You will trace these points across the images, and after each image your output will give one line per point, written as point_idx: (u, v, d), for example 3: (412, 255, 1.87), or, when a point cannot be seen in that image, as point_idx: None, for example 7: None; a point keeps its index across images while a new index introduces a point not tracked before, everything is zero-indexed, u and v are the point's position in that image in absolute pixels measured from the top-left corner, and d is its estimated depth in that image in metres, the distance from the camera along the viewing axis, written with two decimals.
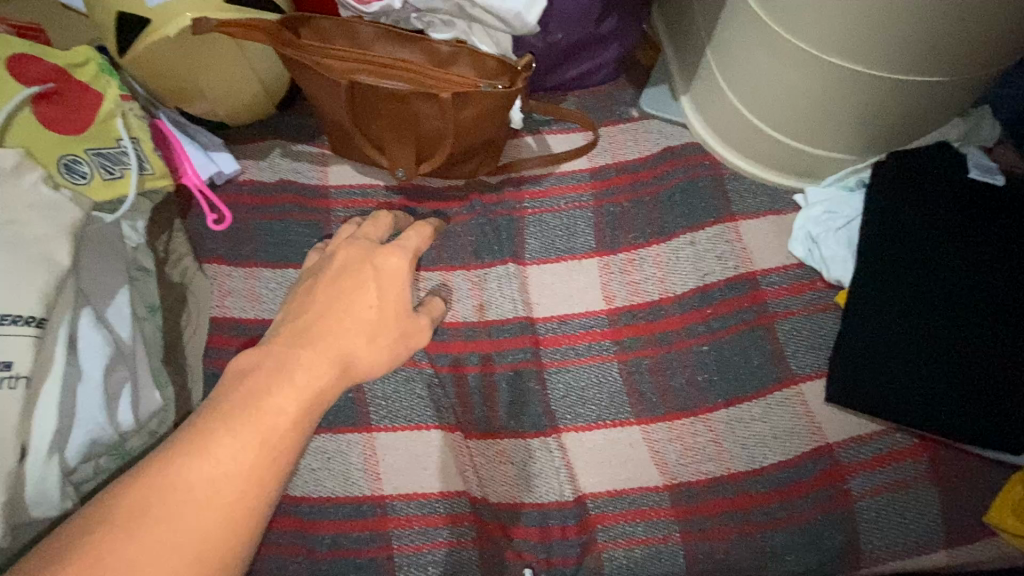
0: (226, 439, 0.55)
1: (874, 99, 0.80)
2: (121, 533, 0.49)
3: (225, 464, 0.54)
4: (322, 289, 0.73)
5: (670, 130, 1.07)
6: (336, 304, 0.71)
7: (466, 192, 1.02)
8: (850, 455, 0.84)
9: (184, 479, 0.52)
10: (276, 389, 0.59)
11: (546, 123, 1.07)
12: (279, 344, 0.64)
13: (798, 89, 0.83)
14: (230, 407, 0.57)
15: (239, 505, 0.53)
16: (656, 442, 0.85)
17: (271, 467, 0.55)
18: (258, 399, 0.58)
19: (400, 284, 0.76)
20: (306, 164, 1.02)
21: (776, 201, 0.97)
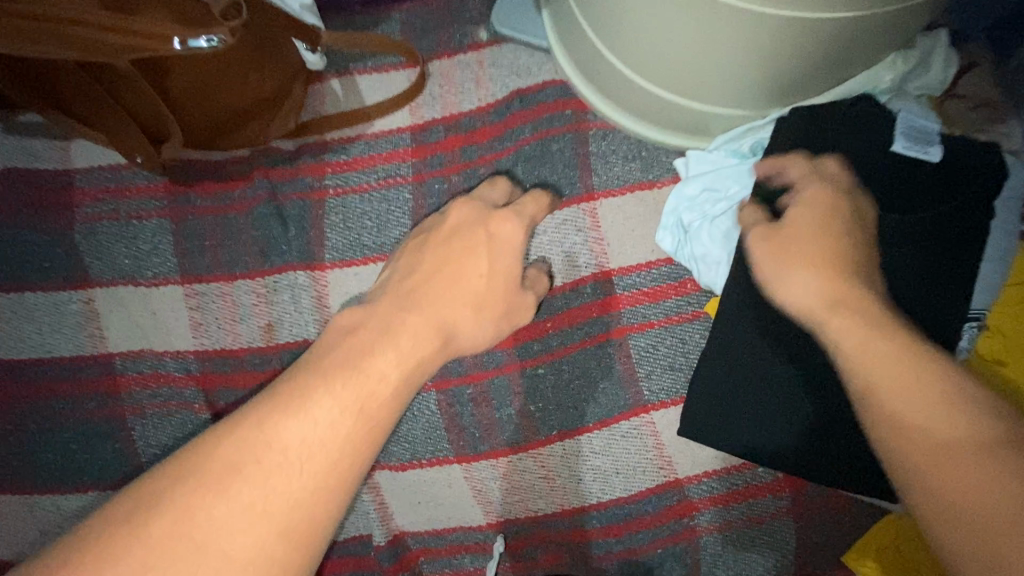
0: (331, 396, 0.48)
1: (765, 46, 0.52)
2: (210, 491, 0.42)
3: (319, 428, 0.46)
4: (434, 242, 0.65)
5: (526, 61, 0.78)
6: (447, 268, 0.62)
7: (250, 167, 0.78)
8: (700, 491, 0.72)
9: (280, 436, 0.45)
10: (379, 350, 0.53)
11: (357, 59, 0.79)
12: (385, 304, 0.58)
13: (654, 18, 0.54)
14: (320, 363, 0.51)
15: (335, 474, 0.46)
16: (480, 479, 0.74)
17: (367, 434, 0.48)
18: (346, 361, 0.51)
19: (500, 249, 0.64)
20: (38, 140, 0.77)
21: (649, 169, 0.73)
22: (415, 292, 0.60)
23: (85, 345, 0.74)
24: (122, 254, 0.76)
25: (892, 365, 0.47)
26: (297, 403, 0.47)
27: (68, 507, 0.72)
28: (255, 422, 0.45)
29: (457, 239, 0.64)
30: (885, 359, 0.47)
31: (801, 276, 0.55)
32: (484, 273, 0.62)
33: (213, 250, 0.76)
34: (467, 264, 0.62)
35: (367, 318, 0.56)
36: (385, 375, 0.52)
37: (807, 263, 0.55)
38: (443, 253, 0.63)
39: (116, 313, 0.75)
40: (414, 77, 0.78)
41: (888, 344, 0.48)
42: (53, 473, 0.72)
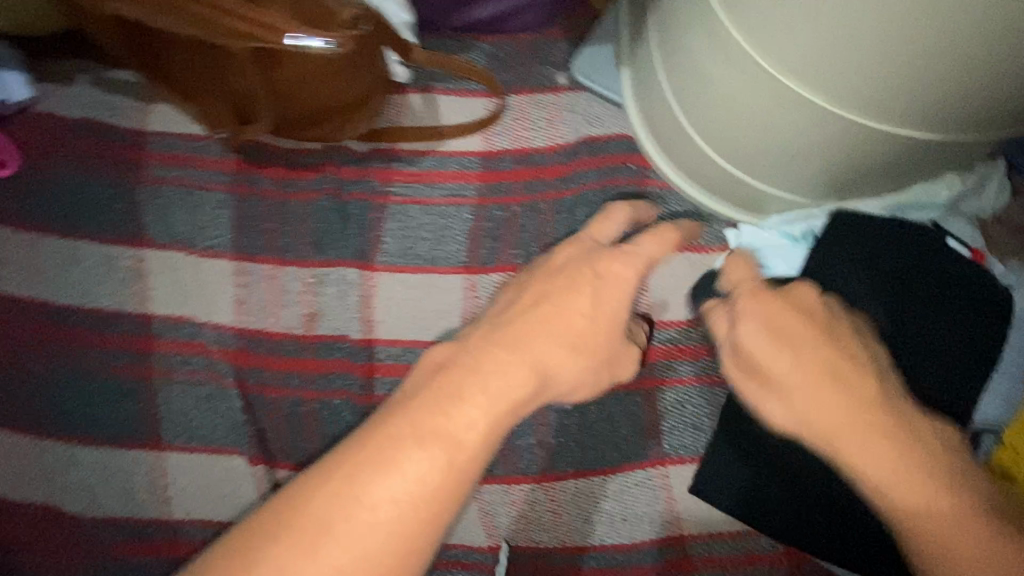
0: (427, 452, 0.45)
1: (835, 143, 0.57)
2: (302, 555, 0.41)
3: (406, 488, 0.43)
4: (534, 280, 0.59)
5: (599, 111, 0.83)
6: (547, 306, 0.55)
7: (322, 161, 0.81)
8: (701, 550, 0.73)
9: (367, 496, 0.43)
10: (468, 404, 0.47)
11: (441, 79, 0.83)
12: (477, 340, 0.52)
13: (738, 98, 0.59)
14: (411, 410, 0.47)
15: (420, 526, 0.43)
16: (489, 502, 0.75)
17: (452, 487, 0.44)
18: (426, 413, 0.47)
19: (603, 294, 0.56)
20: (123, 99, 0.80)
21: (702, 233, 0.77)
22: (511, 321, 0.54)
23: (126, 302, 0.75)
24: (181, 221, 0.77)
25: (916, 487, 0.45)
26: (388, 454, 0.44)
27: (78, 458, 0.72)
28: (342, 479, 0.43)
29: (576, 277, 0.57)
30: (906, 473, 0.45)
31: (801, 396, 0.50)
32: (589, 310, 0.55)
33: (271, 233, 0.78)
34: (566, 313, 0.55)
35: (459, 358, 0.50)
36: (470, 439, 0.46)
37: (812, 389, 0.49)
38: (550, 291, 0.56)
39: (164, 276, 0.76)
40: (492, 108, 0.82)
41: (897, 458, 0.46)
42: (67, 422, 0.72)
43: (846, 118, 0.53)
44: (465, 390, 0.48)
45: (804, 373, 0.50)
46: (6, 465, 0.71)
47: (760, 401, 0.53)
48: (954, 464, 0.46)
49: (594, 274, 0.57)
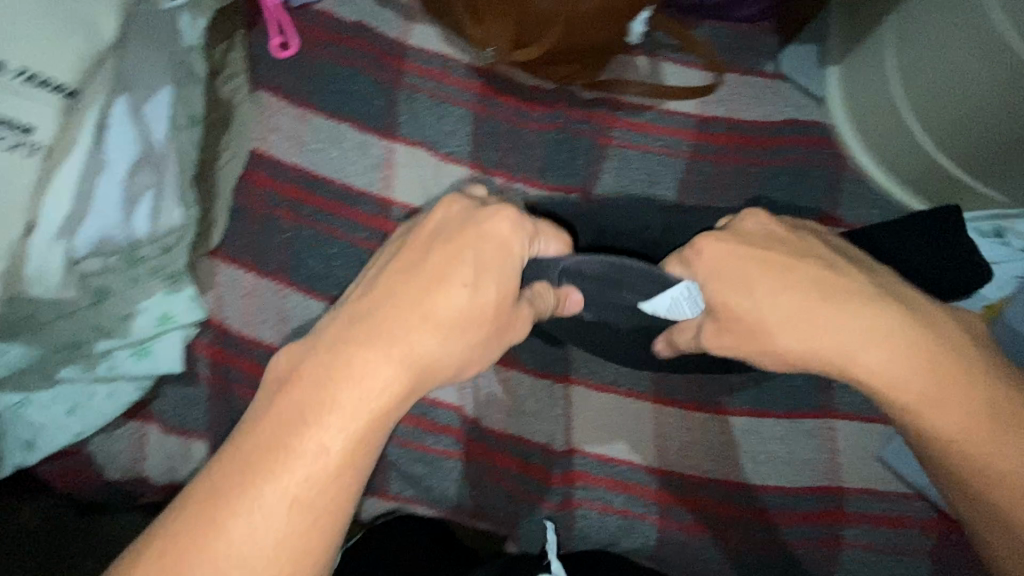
0: (292, 468, 0.43)
1: None
2: None
3: (282, 518, 0.42)
4: (387, 267, 0.49)
5: (801, 101, 0.92)
6: (431, 281, 0.47)
7: (555, 98, 0.90)
8: (857, 505, 0.80)
9: (218, 539, 0.42)
10: (329, 434, 0.43)
11: (668, 48, 0.93)
12: (332, 337, 0.46)
13: (972, 88, 0.68)
14: (254, 447, 0.43)
15: (313, 527, 0.43)
16: (666, 425, 0.81)
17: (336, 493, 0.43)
18: (276, 450, 0.43)
19: (483, 260, 0.48)
20: (391, 12, 0.90)
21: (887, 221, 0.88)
22: (368, 314, 0.46)
23: (374, 184, 0.83)
24: (430, 125, 0.87)
25: (917, 384, 0.49)
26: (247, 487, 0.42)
27: (313, 312, 0.79)
28: (184, 538, 0.42)
29: (436, 233, 0.49)
30: (912, 376, 0.49)
31: (784, 341, 0.51)
32: (470, 285, 0.47)
33: (505, 151, 0.87)
34: (440, 304, 0.47)
35: (349, 360, 0.45)
36: (329, 461, 0.43)
37: (791, 326, 0.51)
38: (409, 269, 0.48)
39: (408, 169, 0.84)
40: (709, 81, 0.92)
41: (902, 362, 0.49)
42: (308, 278, 0.80)
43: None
44: (319, 415, 0.44)
45: (805, 324, 0.51)
46: (248, 306, 0.78)
47: (744, 354, 0.55)
48: (931, 356, 0.49)
49: (466, 245, 0.48)
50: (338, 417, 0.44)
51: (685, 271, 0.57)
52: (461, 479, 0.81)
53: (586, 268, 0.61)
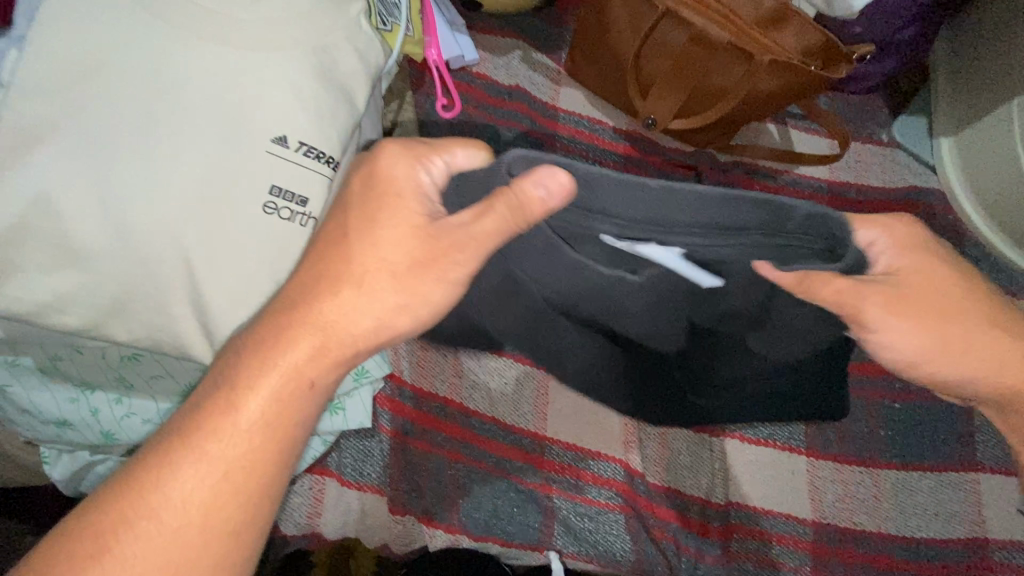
0: (229, 424, 0.49)
1: None
2: (136, 529, 0.47)
3: (216, 476, 0.48)
4: (322, 241, 0.52)
5: (918, 169, 1.00)
6: (361, 229, 0.51)
7: (694, 161, 0.96)
8: (1005, 558, 0.82)
9: (163, 482, 0.48)
10: (252, 396, 0.49)
11: (794, 117, 0.99)
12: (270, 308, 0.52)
13: None
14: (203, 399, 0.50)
15: (229, 473, 0.49)
16: (819, 478, 0.84)
17: (275, 448, 0.50)
18: (207, 419, 0.49)
19: (406, 237, 0.51)
20: (541, 77, 0.96)
21: (1009, 281, 0.95)
22: (315, 276, 0.52)
23: None
24: None
25: None
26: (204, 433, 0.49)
27: (484, 363, 0.82)
28: (152, 468, 0.48)
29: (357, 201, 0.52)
30: None
31: (975, 335, 0.59)
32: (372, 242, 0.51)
33: None
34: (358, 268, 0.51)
35: (268, 336, 0.50)
36: (246, 431, 0.49)
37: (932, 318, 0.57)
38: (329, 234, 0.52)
39: None
40: (833, 149, 0.99)
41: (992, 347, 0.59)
42: None
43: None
44: (248, 384, 0.50)
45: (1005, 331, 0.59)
46: (423, 357, 0.80)
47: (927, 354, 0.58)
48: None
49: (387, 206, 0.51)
50: (254, 383, 0.50)
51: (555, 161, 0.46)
52: (623, 532, 0.81)
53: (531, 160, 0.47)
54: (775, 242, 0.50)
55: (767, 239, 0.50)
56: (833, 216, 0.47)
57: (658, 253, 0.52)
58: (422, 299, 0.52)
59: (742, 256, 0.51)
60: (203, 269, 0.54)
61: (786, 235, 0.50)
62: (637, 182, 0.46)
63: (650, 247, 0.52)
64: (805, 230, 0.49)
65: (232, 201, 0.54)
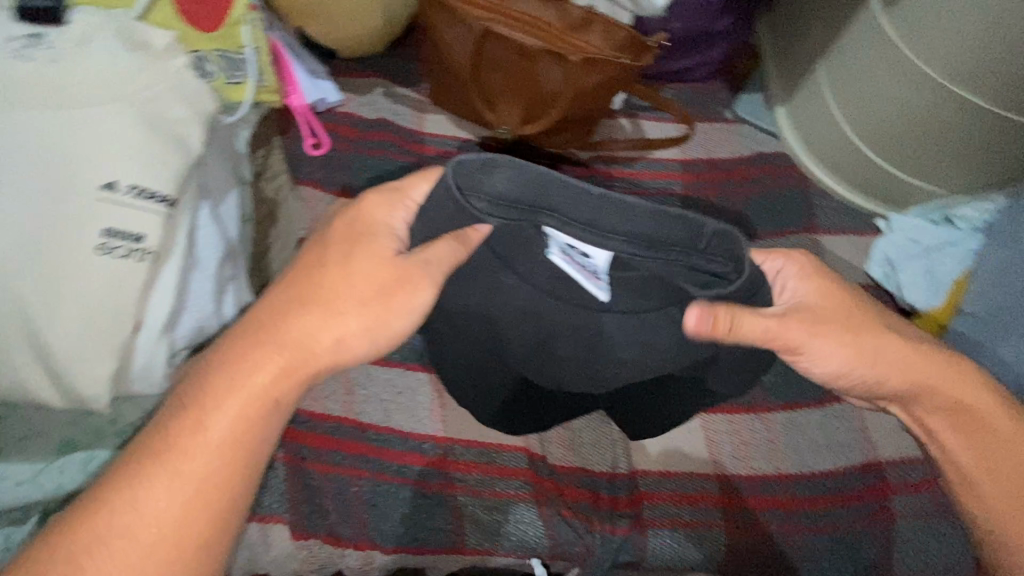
0: (198, 442, 0.55)
1: (976, 135, 0.86)
2: (111, 538, 0.52)
3: (188, 490, 0.54)
4: (284, 281, 0.60)
5: (763, 138, 1.09)
6: (333, 268, 0.60)
7: (557, 161, 1.03)
8: (897, 475, 0.87)
9: (136, 496, 0.53)
10: (221, 415, 0.56)
11: (642, 109, 1.09)
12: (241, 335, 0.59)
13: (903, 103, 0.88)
14: (177, 421, 0.56)
15: (199, 489, 0.54)
16: (714, 432, 0.89)
17: (241, 462, 0.56)
18: (178, 438, 0.55)
19: (376, 271, 0.59)
20: (404, 107, 1.03)
21: (857, 222, 1.02)
22: (286, 303, 0.59)
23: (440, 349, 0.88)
24: None
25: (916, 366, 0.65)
26: (173, 448, 0.55)
27: (375, 378, 0.85)
28: (129, 483, 0.53)
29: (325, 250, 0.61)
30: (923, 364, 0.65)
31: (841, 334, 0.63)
32: (341, 271, 0.59)
33: None
34: (331, 294, 0.59)
35: (240, 359, 0.57)
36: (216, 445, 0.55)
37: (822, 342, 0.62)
38: (307, 268, 0.61)
39: None
40: (682, 132, 1.08)
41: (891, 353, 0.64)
42: None
43: (992, 112, 0.81)
44: (216, 403, 0.56)
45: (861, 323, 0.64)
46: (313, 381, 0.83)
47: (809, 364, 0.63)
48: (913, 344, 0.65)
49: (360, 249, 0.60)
50: (221, 404, 0.56)
51: (512, 166, 0.53)
52: (536, 520, 0.82)
53: (492, 167, 0.54)
54: (690, 259, 0.53)
55: (684, 254, 0.53)
56: (741, 240, 0.52)
57: (594, 255, 0.55)
58: (377, 321, 0.59)
59: (658, 275, 0.55)
60: (44, 314, 0.56)
61: (702, 257, 0.53)
62: (568, 185, 0.52)
63: (584, 245, 0.55)
64: (716, 249, 0.53)
65: (68, 248, 0.57)
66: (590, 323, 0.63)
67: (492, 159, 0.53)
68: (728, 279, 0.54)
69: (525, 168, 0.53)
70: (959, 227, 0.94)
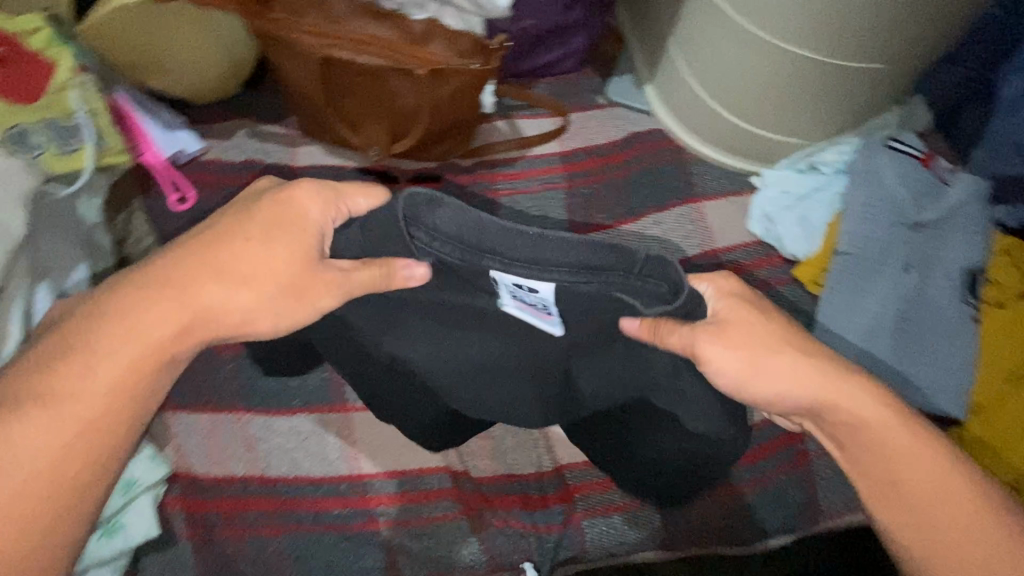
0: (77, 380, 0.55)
1: (818, 83, 0.90)
2: None
3: (63, 431, 0.55)
4: (191, 247, 0.57)
5: (637, 118, 1.11)
6: (256, 239, 0.57)
7: (439, 174, 1.03)
8: None
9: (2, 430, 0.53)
10: (106, 365, 0.55)
11: (517, 108, 1.09)
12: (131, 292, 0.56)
13: (748, 64, 0.91)
14: (59, 362, 0.55)
15: (61, 437, 0.55)
16: None
17: (116, 418, 0.56)
18: (57, 383, 0.55)
19: (296, 250, 0.56)
20: (272, 145, 1.00)
21: (735, 184, 1.07)
22: (191, 270, 0.56)
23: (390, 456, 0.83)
24: None
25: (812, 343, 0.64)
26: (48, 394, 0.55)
27: (277, 427, 0.82)
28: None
29: (243, 220, 0.57)
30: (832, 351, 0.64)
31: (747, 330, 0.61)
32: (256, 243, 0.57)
33: None
34: (234, 261, 0.57)
35: (136, 317, 0.56)
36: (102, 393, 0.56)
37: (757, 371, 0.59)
38: (228, 230, 0.57)
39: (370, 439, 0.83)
40: (558, 124, 1.09)
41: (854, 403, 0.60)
42: (263, 398, 0.83)
43: (827, 65, 0.86)
44: (104, 353, 0.56)
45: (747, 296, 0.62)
46: (212, 443, 0.80)
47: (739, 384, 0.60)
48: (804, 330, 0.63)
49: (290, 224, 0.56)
50: (106, 348, 0.55)
51: (455, 205, 0.50)
52: (470, 538, 0.81)
53: (435, 204, 0.50)
54: (626, 285, 0.50)
55: (620, 280, 0.50)
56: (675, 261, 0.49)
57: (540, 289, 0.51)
58: (285, 311, 0.58)
59: (596, 298, 0.51)
60: None
61: (638, 280, 0.50)
62: (503, 226, 0.50)
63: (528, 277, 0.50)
64: (651, 271, 0.49)
65: None
66: (461, 336, 0.62)
67: (428, 195, 0.50)
68: (665, 300, 0.50)
69: (462, 209, 0.50)
70: (825, 172, 1.00)
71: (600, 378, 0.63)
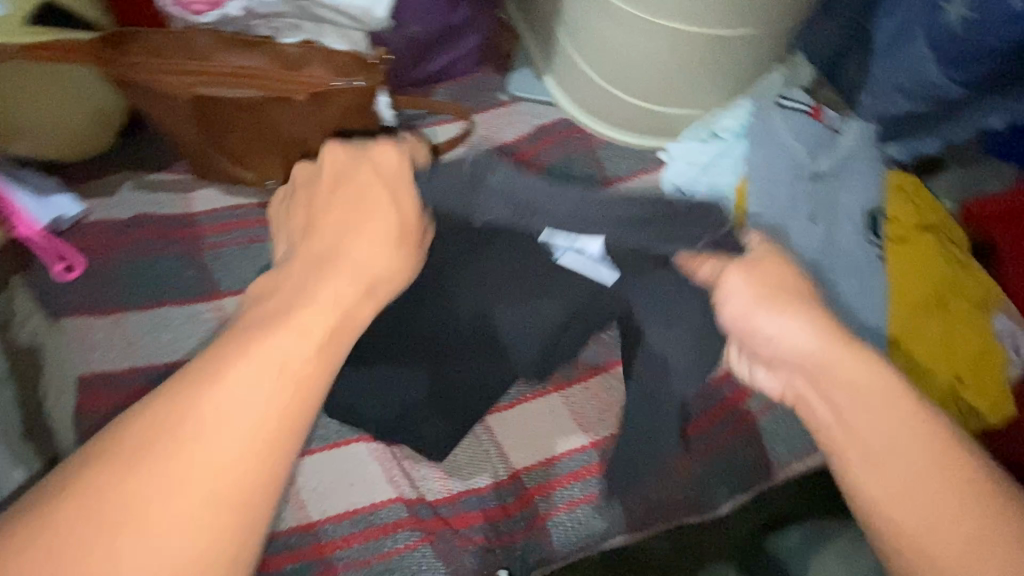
0: (219, 400, 0.42)
1: (702, 53, 0.92)
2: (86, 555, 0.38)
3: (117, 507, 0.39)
4: (342, 181, 0.56)
5: (542, 110, 1.11)
6: (351, 191, 0.54)
7: None
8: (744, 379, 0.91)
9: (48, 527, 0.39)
10: (222, 390, 0.43)
11: (419, 118, 1.07)
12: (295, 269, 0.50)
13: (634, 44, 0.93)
14: (210, 377, 0.43)
15: (219, 482, 0.41)
16: (577, 405, 0.89)
17: (195, 484, 0.40)
18: (194, 410, 0.42)
19: (394, 213, 0.54)
20: (163, 193, 0.92)
21: (645, 162, 1.08)
22: (329, 233, 0.52)
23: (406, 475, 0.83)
24: (245, 270, 0.89)
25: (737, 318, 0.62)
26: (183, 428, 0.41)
27: None
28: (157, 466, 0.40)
29: (347, 173, 0.56)
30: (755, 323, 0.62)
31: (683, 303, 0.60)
32: (386, 207, 0.54)
33: None
34: (356, 227, 0.52)
35: (279, 306, 0.47)
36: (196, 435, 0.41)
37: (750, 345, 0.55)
38: (344, 179, 0.56)
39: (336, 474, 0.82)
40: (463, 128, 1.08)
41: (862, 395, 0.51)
42: None
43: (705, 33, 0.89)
44: (229, 364, 0.43)
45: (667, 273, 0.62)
46: None
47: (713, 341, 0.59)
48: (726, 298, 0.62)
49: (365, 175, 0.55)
50: (275, 345, 0.45)
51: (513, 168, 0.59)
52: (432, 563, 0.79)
53: (505, 177, 0.58)
54: (673, 232, 0.56)
55: (673, 225, 0.56)
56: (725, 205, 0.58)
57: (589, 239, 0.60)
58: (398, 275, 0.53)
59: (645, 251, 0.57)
60: None
61: (682, 226, 0.57)
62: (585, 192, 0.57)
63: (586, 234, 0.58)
64: (696, 217, 0.57)
65: None
66: (469, 283, 0.73)
67: (484, 161, 0.58)
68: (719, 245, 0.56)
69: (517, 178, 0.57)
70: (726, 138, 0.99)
71: (614, 305, 0.74)
